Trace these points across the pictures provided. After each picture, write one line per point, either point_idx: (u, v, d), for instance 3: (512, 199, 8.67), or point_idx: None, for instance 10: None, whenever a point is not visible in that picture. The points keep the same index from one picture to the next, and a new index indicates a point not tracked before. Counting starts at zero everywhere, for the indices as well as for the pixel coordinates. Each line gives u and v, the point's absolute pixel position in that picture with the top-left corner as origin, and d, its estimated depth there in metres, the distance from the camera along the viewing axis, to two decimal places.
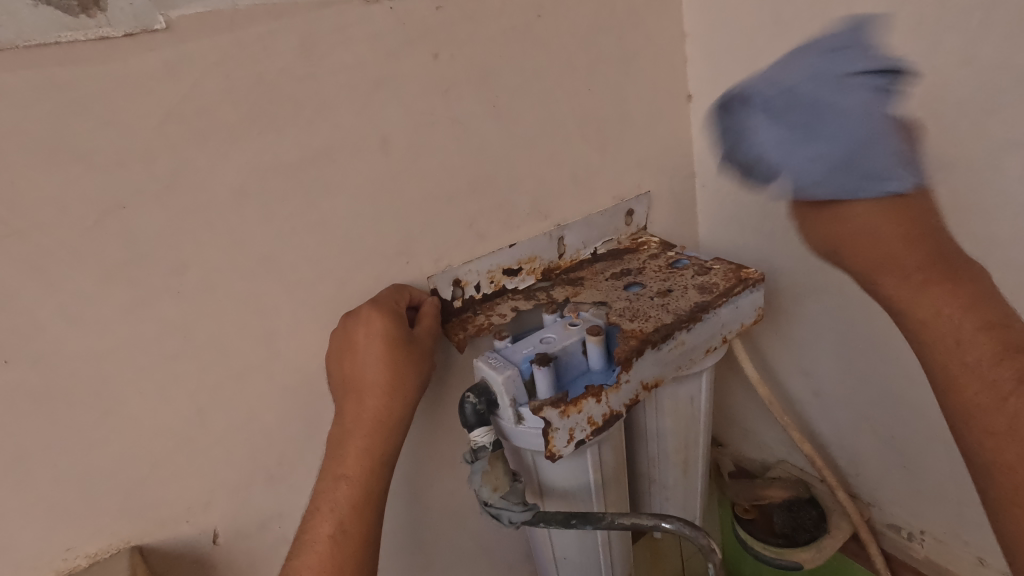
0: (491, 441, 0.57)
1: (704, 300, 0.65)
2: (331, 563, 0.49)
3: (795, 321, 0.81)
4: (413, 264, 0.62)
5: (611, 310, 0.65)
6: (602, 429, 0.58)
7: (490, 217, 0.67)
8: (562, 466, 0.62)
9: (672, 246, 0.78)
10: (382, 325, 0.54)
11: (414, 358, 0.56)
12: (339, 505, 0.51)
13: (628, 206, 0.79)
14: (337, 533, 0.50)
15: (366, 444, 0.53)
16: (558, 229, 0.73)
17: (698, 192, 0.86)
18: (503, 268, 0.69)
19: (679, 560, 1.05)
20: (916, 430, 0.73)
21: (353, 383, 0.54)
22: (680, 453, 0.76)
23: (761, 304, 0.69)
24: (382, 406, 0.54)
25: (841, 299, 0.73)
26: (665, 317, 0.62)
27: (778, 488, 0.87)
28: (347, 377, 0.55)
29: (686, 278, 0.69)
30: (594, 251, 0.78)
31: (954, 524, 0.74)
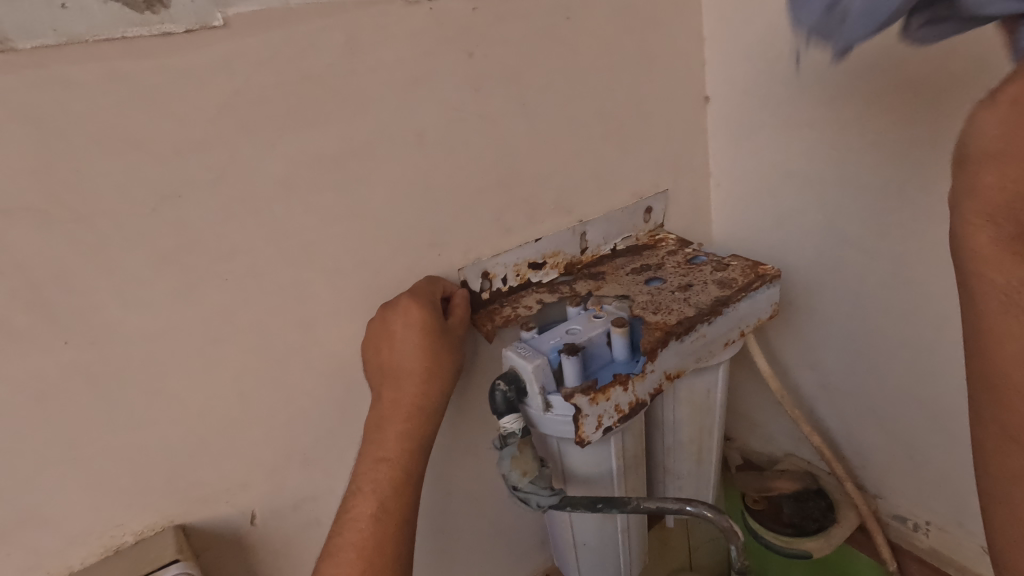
0: (520, 428, 0.59)
1: (724, 294, 0.67)
2: (373, 540, 0.52)
3: (806, 316, 0.82)
4: (443, 256, 0.65)
5: (634, 304, 0.67)
6: (627, 418, 0.60)
7: (517, 212, 0.69)
8: (586, 453, 0.64)
9: (690, 243, 0.81)
10: (419, 314, 0.57)
11: (448, 346, 0.59)
12: (379, 486, 0.54)
13: (647, 204, 0.81)
14: (377, 512, 0.53)
15: (405, 428, 0.55)
16: (581, 224, 0.75)
17: (714, 192, 0.88)
18: (529, 262, 0.71)
19: (687, 551, 1.08)
20: (923, 423, 0.75)
21: (392, 369, 0.57)
22: (695, 444, 0.78)
23: (777, 299, 0.72)
24: (420, 391, 0.56)
25: (852, 295, 0.76)
26: (687, 310, 0.65)
27: (788, 479, 0.90)
28: (386, 364, 0.57)
29: (705, 273, 0.72)
30: (614, 246, 0.80)
31: (959, 514, 0.77)
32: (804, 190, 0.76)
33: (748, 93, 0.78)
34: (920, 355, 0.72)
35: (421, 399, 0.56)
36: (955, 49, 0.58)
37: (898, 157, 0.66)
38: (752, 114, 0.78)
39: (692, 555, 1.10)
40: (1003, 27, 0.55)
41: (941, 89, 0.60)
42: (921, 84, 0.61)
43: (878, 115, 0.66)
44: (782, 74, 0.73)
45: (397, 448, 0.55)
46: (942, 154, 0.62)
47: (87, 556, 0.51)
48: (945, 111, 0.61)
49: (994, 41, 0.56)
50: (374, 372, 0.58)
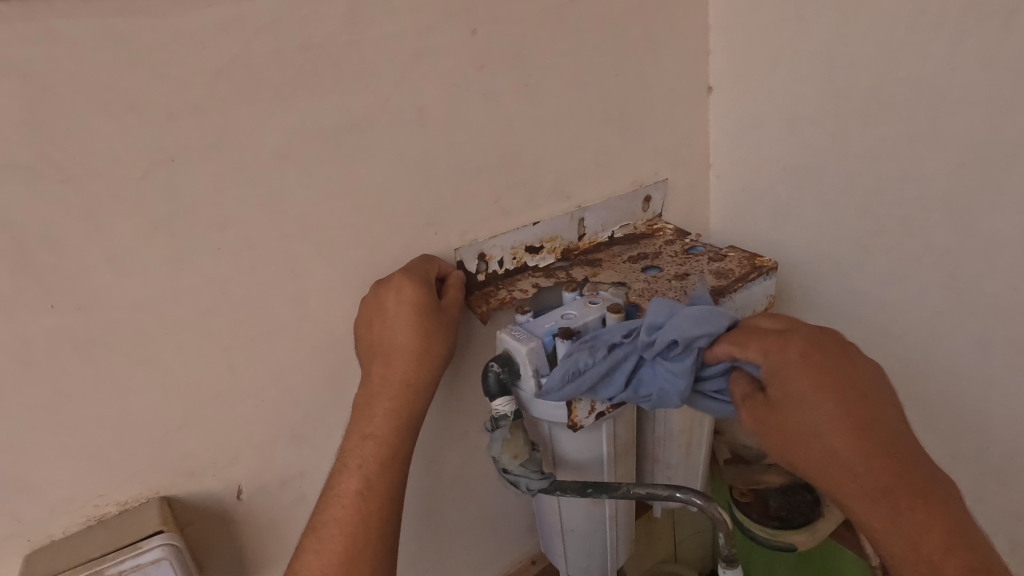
0: (512, 411, 0.59)
1: (720, 285, 0.67)
2: (358, 516, 0.51)
3: (800, 312, 0.83)
4: (440, 236, 0.64)
5: (630, 291, 0.67)
6: (620, 404, 0.60)
7: (515, 195, 0.68)
8: (578, 439, 0.64)
9: (688, 234, 0.80)
10: (412, 292, 0.56)
11: (441, 326, 0.58)
12: (365, 462, 0.53)
13: (646, 193, 0.81)
14: (363, 489, 0.52)
15: (393, 404, 0.55)
16: (580, 210, 0.75)
17: (712, 184, 0.88)
18: (526, 245, 0.71)
19: (672, 543, 1.09)
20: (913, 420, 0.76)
21: (381, 348, 0.57)
22: (685, 434, 0.79)
23: (773, 292, 0.72)
24: (411, 369, 0.56)
25: (847, 292, 0.76)
26: (683, 298, 0.64)
27: (776, 472, 0.90)
28: (375, 342, 0.57)
29: (701, 263, 0.72)
30: (611, 234, 0.79)
31: None
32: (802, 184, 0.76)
33: (752, 85, 0.77)
34: (910, 353, 0.72)
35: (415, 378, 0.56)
36: (961, 44, 0.58)
37: (898, 152, 0.66)
38: (755, 106, 0.78)
39: (677, 546, 1.10)
40: (1009, 23, 0.55)
41: (946, 85, 0.60)
42: (924, 81, 0.61)
43: (881, 111, 0.65)
44: (786, 66, 0.73)
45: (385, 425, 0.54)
46: (941, 150, 0.62)
47: (68, 525, 0.50)
48: (948, 107, 0.61)
49: (1000, 37, 0.56)
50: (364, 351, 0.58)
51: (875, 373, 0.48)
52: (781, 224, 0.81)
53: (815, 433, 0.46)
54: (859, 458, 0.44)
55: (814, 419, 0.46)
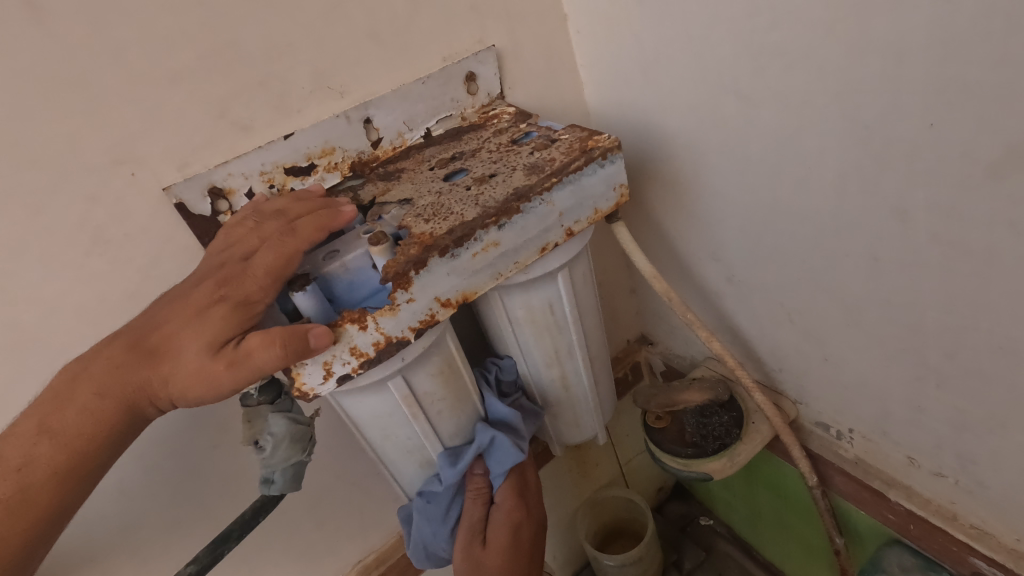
0: (258, 387, 0.47)
1: (527, 184, 0.49)
2: (102, 402, 0.40)
3: (696, 195, 0.64)
4: (144, 175, 0.48)
5: (410, 211, 0.50)
6: (375, 362, 0.45)
7: (250, 100, 0.51)
8: (366, 403, 0.51)
9: (530, 116, 0.61)
10: (102, 416, 0.40)
11: (199, 384, 0.39)
12: (95, 404, 0.40)
13: (467, 69, 0.61)
14: (89, 406, 0.40)
15: (93, 404, 0.40)
16: (362, 108, 0.56)
17: (577, 44, 0.67)
18: (285, 167, 0.54)
19: (617, 464, 1.02)
20: (834, 317, 0.58)
21: (500, 550, 0.60)
22: (555, 369, 0.64)
23: (623, 181, 0.53)
24: (176, 385, 0.40)
25: (737, 161, 0.57)
26: (467, 211, 0.47)
27: (697, 391, 0.73)
28: (482, 554, 0.60)
29: (520, 156, 0.54)
30: (426, 133, 0.61)
31: (881, 421, 0.61)
32: (665, 17, 0.55)
33: None
34: (819, 236, 0.53)
35: (94, 415, 0.40)
36: None
37: None
38: None
39: (626, 467, 1.04)
40: None
41: None
42: None
43: None
44: None
45: (126, 376, 0.40)
46: None
47: None
48: None
49: None
50: (188, 367, 0.39)
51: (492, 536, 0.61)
52: (655, 83, 0.60)
53: (172, 373, 0.40)
54: (186, 381, 0.40)
55: (197, 341, 0.39)
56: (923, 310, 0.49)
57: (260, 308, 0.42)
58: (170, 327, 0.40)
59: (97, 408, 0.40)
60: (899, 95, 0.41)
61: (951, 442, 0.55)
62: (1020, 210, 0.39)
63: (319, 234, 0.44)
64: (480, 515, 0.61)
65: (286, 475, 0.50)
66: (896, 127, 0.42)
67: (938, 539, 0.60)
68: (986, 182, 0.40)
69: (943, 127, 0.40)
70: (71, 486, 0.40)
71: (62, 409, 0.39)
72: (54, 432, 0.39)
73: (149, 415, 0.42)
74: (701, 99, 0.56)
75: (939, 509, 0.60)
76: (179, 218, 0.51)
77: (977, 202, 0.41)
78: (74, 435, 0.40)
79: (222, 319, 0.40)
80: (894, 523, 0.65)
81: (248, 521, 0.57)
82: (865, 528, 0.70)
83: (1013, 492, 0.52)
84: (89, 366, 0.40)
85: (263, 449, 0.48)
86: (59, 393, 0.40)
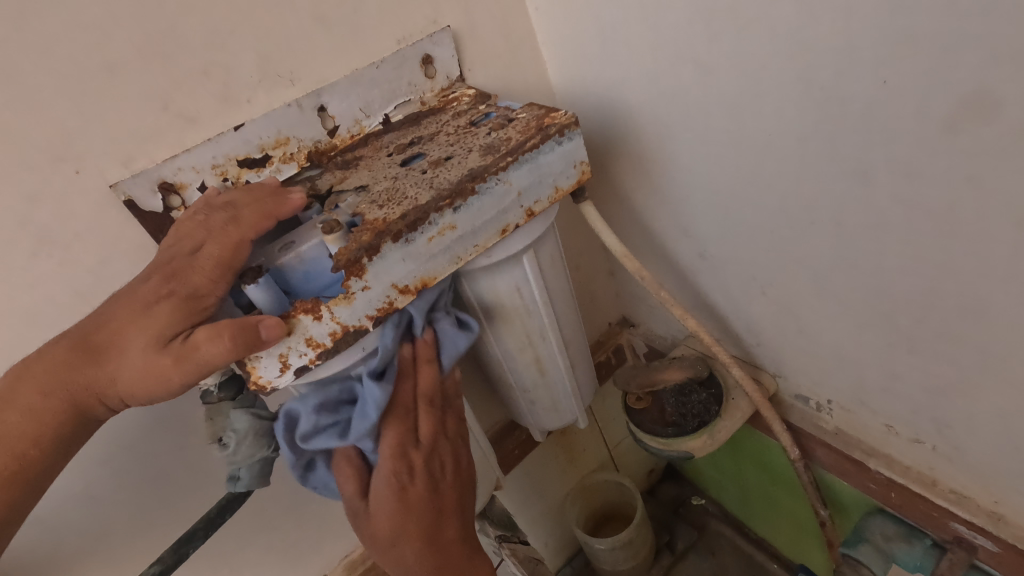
0: (217, 383, 0.46)
1: (482, 164, 0.48)
2: (48, 402, 0.39)
3: (663, 170, 0.63)
4: (88, 172, 0.47)
5: (365, 198, 0.49)
6: (333, 353, 0.44)
7: (196, 91, 0.50)
8: None
9: (490, 97, 0.60)
10: (48, 417, 0.39)
11: (148, 380, 0.38)
12: (41, 405, 0.39)
13: (423, 53, 0.60)
14: (35, 407, 0.39)
15: (39, 405, 0.39)
16: (315, 96, 0.55)
17: (536, 22, 0.66)
18: (238, 159, 0.53)
19: (605, 448, 1.01)
20: (804, 287, 0.57)
21: (387, 520, 0.50)
22: (529, 353, 0.64)
23: (582, 159, 0.52)
24: (123, 382, 0.39)
25: (699, 133, 0.56)
26: (421, 194, 0.46)
27: (676, 370, 0.72)
28: (370, 526, 0.51)
29: (476, 137, 0.52)
30: (385, 120, 0.60)
31: (857, 390, 0.61)
32: None
33: None
34: (783, 204, 0.53)
35: (41, 416, 0.39)
36: None
37: None
38: None
39: (614, 451, 1.03)
40: None
41: None
42: None
43: None
44: None
45: (71, 375, 0.39)
46: None
47: None
48: None
49: None
50: (134, 364, 0.38)
51: (373, 524, 0.51)
52: (614, 58, 0.59)
53: (118, 370, 0.39)
54: (133, 378, 0.39)
55: (143, 337, 0.38)
56: (891, 275, 0.48)
57: (210, 300, 0.41)
58: (117, 324, 0.39)
59: (44, 407, 0.39)
60: (850, 53, 0.40)
61: (926, 407, 0.54)
62: (977, 165, 0.38)
63: (266, 222, 0.43)
64: (353, 490, 0.51)
65: (252, 471, 0.49)
66: (849, 86, 0.41)
67: (920, 506, 0.60)
68: (941, 138, 0.39)
69: (895, 85, 0.39)
70: (20, 489, 0.40)
71: (4, 411, 0.39)
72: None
73: (100, 414, 0.41)
74: (660, 71, 0.55)
75: (919, 476, 0.60)
76: (129, 215, 0.50)
77: (934, 159, 0.40)
78: (18, 438, 0.39)
79: (169, 314, 0.39)
80: (876, 492, 0.64)
81: (214, 520, 0.57)
82: (850, 499, 0.69)
83: (989, 455, 0.52)
84: (35, 366, 0.39)
85: (227, 446, 0.47)
86: (1, 394, 0.39)
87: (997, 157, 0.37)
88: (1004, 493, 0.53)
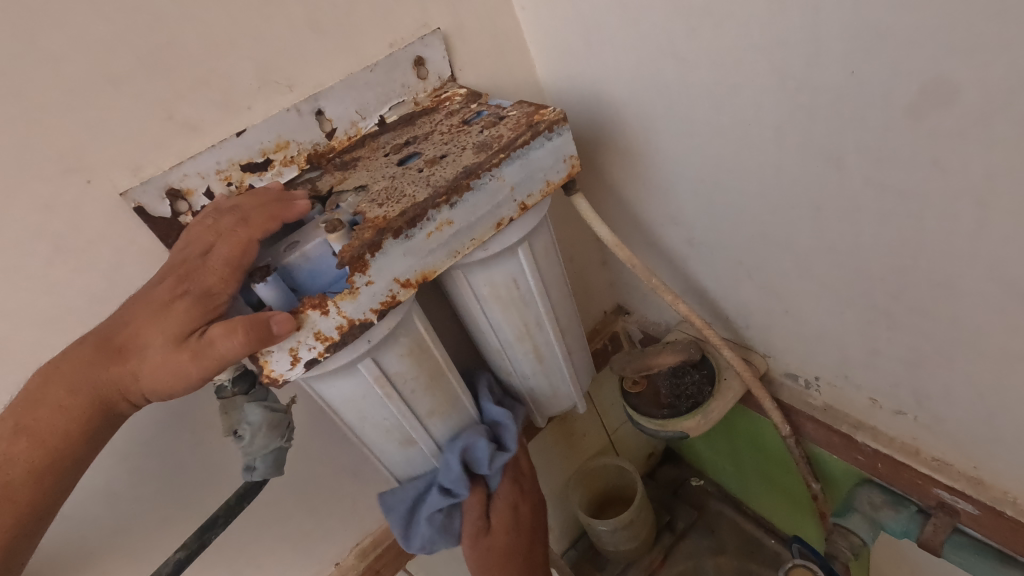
0: (231, 378, 0.49)
1: (475, 161, 0.50)
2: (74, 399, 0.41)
3: (650, 161, 0.66)
4: (99, 182, 0.49)
5: (365, 197, 0.51)
6: (341, 345, 0.47)
7: (198, 101, 0.52)
8: (340, 387, 0.52)
9: (481, 96, 0.62)
10: (76, 414, 0.41)
11: (168, 375, 0.41)
12: (68, 402, 0.41)
13: (414, 55, 0.62)
14: (62, 405, 0.41)
15: (67, 403, 0.41)
16: (312, 100, 0.57)
17: (523, 21, 0.68)
18: (241, 164, 0.55)
19: (605, 433, 1.04)
20: (788, 269, 0.60)
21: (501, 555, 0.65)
22: (526, 342, 0.66)
23: (571, 153, 0.55)
24: (145, 378, 0.41)
25: (683, 124, 0.58)
26: (418, 192, 0.49)
27: (670, 354, 0.75)
28: (489, 540, 0.65)
29: (469, 135, 0.55)
30: (380, 121, 0.62)
31: (842, 366, 0.63)
32: None
33: None
34: (765, 190, 0.55)
35: (68, 413, 0.41)
36: None
37: None
38: None
39: (614, 436, 1.06)
40: None
41: None
42: None
43: None
44: None
45: (95, 373, 0.41)
46: None
47: None
48: None
49: None
50: (154, 360, 0.41)
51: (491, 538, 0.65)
52: (599, 54, 0.61)
53: (139, 367, 0.41)
54: (154, 374, 0.41)
55: (162, 335, 0.41)
56: (868, 254, 0.51)
57: (223, 299, 0.43)
58: (136, 323, 0.42)
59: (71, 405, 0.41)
60: (819, 46, 0.42)
61: (906, 379, 0.57)
62: (940, 148, 0.40)
63: (272, 222, 0.45)
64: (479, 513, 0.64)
65: (267, 461, 0.51)
66: (820, 77, 0.44)
67: (905, 474, 0.62)
68: (906, 122, 0.41)
69: (861, 75, 0.41)
70: (50, 482, 0.42)
71: (35, 409, 0.41)
72: (30, 431, 0.41)
73: (123, 410, 0.44)
74: (643, 65, 0.57)
75: (903, 446, 0.63)
76: (139, 221, 0.52)
77: (900, 143, 0.42)
78: (50, 433, 0.41)
79: (185, 312, 0.41)
80: (863, 464, 0.67)
81: (233, 508, 0.58)
82: (840, 472, 0.72)
83: (966, 421, 0.54)
84: (60, 365, 0.42)
85: (242, 438, 0.50)
86: (31, 393, 0.41)
87: (957, 139, 0.39)
88: (982, 458, 0.56)
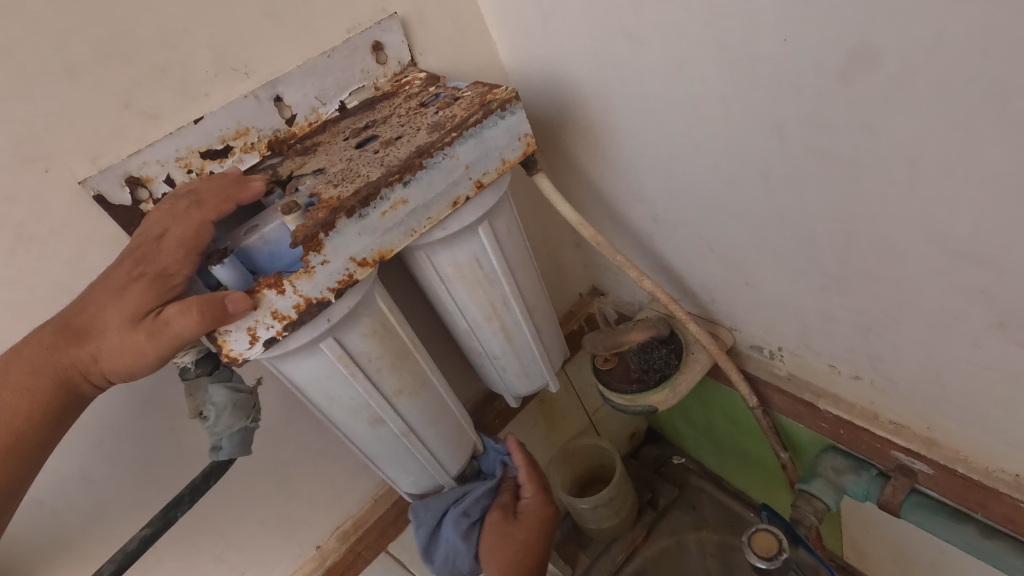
0: (194, 360, 0.49)
1: (428, 141, 0.51)
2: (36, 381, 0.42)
3: (610, 139, 0.67)
4: (57, 171, 0.50)
5: (322, 179, 0.52)
6: (299, 324, 0.48)
7: (155, 89, 0.52)
8: (305, 366, 0.53)
9: (440, 79, 0.63)
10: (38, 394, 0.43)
11: (128, 355, 0.42)
12: (29, 384, 0.42)
13: (373, 40, 0.62)
14: (24, 386, 0.42)
15: (28, 385, 0.42)
16: (270, 87, 0.58)
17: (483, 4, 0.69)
18: (201, 151, 0.56)
19: (585, 414, 1.06)
20: (745, 240, 0.61)
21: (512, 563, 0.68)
22: (494, 321, 0.67)
23: (525, 131, 0.56)
24: (105, 359, 0.42)
25: (637, 100, 0.59)
26: (372, 172, 0.50)
27: (639, 330, 0.76)
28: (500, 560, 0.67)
29: (425, 117, 0.55)
30: (341, 106, 0.63)
31: (803, 335, 0.64)
32: None
33: None
34: (717, 163, 0.56)
35: (30, 395, 0.43)
36: None
37: None
38: None
39: (594, 416, 1.08)
40: None
41: None
42: None
43: None
44: None
45: (55, 356, 0.42)
46: None
47: None
48: None
49: None
50: (113, 341, 0.42)
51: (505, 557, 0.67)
52: (555, 34, 0.62)
53: (98, 347, 0.42)
54: (113, 354, 0.42)
55: (119, 316, 0.42)
56: (815, 221, 0.52)
57: (179, 279, 0.44)
58: (94, 305, 0.43)
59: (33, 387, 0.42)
60: (754, 15, 0.43)
61: (860, 344, 0.58)
62: (870, 112, 0.42)
63: (227, 204, 0.46)
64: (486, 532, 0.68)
65: (233, 440, 0.53)
66: (757, 47, 0.45)
67: (864, 438, 0.64)
68: (838, 88, 0.42)
69: (795, 42, 0.42)
70: (16, 461, 0.43)
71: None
72: None
73: (86, 391, 0.45)
74: (596, 43, 0.58)
75: (862, 411, 0.64)
76: (100, 209, 0.53)
77: (835, 109, 0.43)
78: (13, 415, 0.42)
79: (143, 293, 0.42)
80: (827, 431, 0.68)
81: (199, 486, 0.60)
82: (806, 440, 0.74)
83: (916, 382, 0.56)
84: (21, 350, 0.43)
85: (207, 417, 0.51)
86: None
87: (884, 103, 0.40)
88: (934, 418, 0.57)
